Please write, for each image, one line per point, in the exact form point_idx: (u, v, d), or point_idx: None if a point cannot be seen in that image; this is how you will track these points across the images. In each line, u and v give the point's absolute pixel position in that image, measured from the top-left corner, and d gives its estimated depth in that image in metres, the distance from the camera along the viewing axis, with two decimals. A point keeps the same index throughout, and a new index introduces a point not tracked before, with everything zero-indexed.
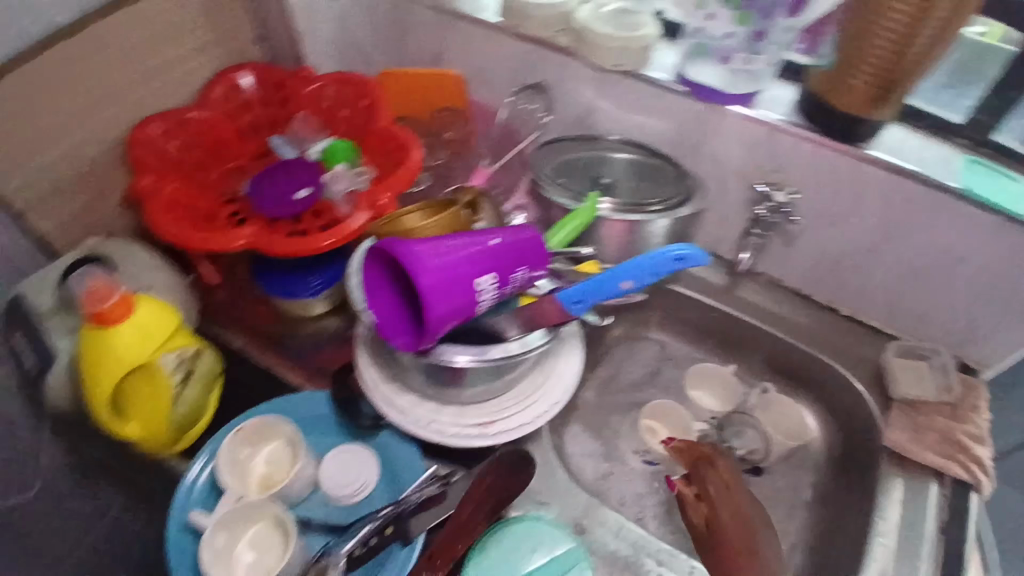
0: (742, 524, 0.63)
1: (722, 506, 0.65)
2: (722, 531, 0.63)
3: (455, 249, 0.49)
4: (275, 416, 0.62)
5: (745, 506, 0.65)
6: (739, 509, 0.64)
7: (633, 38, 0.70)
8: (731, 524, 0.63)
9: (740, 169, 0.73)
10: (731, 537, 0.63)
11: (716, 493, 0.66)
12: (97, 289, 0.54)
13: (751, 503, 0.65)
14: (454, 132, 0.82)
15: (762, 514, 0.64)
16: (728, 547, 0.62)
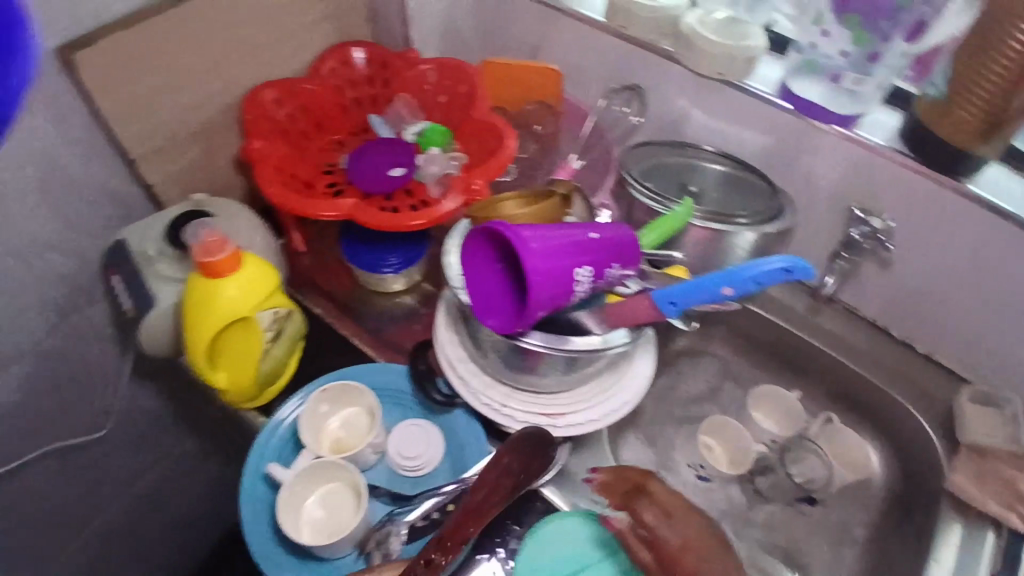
0: (700, 561, 0.52)
1: (675, 542, 0.52)
2: (682, 566, 0.52)
3: (557, 239, 0.50)
4: (355, 384, 0.64)
5: (695, 534, 0.53)
6: (699, 539, 0.53)
7: (741, 48, 0.69)
8: (690, 556, 0.52)
9: (835, 190, 0.72)
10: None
11: (671, 530, 0.53)
12: (210, 242, 0.57)
13: (697, 528, 0.54)
14: (544, 126, 0.82)
15: (716, 536, 0.54)
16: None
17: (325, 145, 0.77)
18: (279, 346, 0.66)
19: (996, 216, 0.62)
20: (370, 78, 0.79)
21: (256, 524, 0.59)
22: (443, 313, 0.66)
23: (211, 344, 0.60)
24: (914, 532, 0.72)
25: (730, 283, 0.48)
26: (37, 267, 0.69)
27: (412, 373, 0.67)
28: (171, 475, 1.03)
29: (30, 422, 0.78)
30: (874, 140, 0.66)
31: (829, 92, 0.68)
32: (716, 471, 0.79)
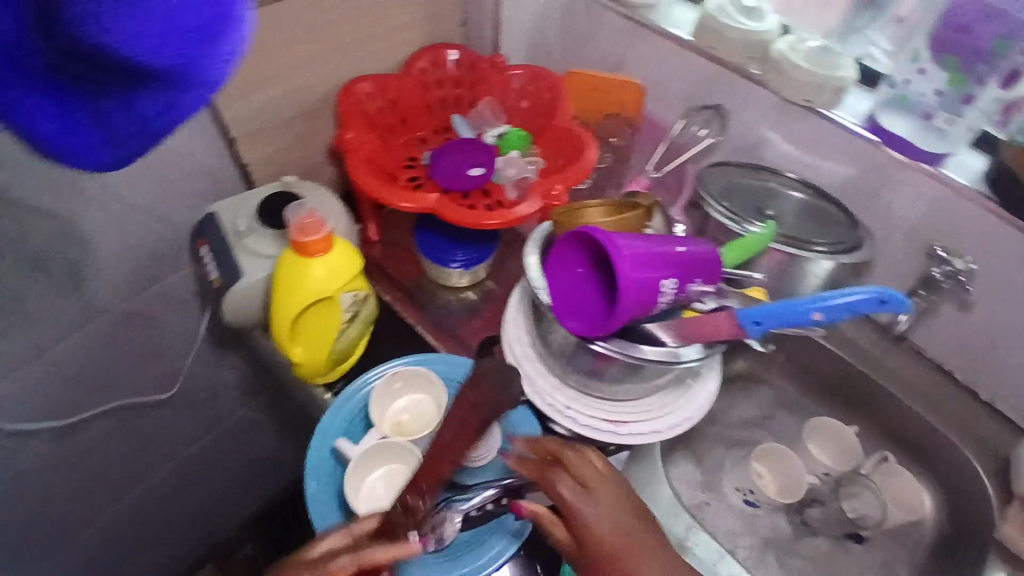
0: (621, 526, 0.52)
1: (596, 510, 0.52)
2: (596, 540, 0.51)
3: (643, 248, 0.51)
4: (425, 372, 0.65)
5: (612, 500, 0.53)
6: (614, 503, 0.53)
7: (831, 77, 0.69)
8: (609, 519, 0.52)
9: (915, 228, 0.71)
10: (611, 543, 0.51)
11: (591, 501, 0.53)
12: (305, 223, 0.60)
13: (614, 494, 0.54)
14: (620, 139, 0.83)
15: (634, 504, 0.55)
16: (612, 551, 0.51)
17: (409, 140, 0.80)
18: (353, 328, 0.68)
19: None
20: (456, 79, 0.81)
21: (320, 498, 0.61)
22: (513, 309, 0.68)
23: (295, 319, 0.63)
24: None
25: (823, 308, 0.49)
26: (133, 232, 0.73)
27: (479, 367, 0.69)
28: (220, 443, 1.07)
29: (106, 377, 0.82)
30: (956, 179, 0.65)
31: (918, 128, 0.67)
32: (766, 498, 0.78)
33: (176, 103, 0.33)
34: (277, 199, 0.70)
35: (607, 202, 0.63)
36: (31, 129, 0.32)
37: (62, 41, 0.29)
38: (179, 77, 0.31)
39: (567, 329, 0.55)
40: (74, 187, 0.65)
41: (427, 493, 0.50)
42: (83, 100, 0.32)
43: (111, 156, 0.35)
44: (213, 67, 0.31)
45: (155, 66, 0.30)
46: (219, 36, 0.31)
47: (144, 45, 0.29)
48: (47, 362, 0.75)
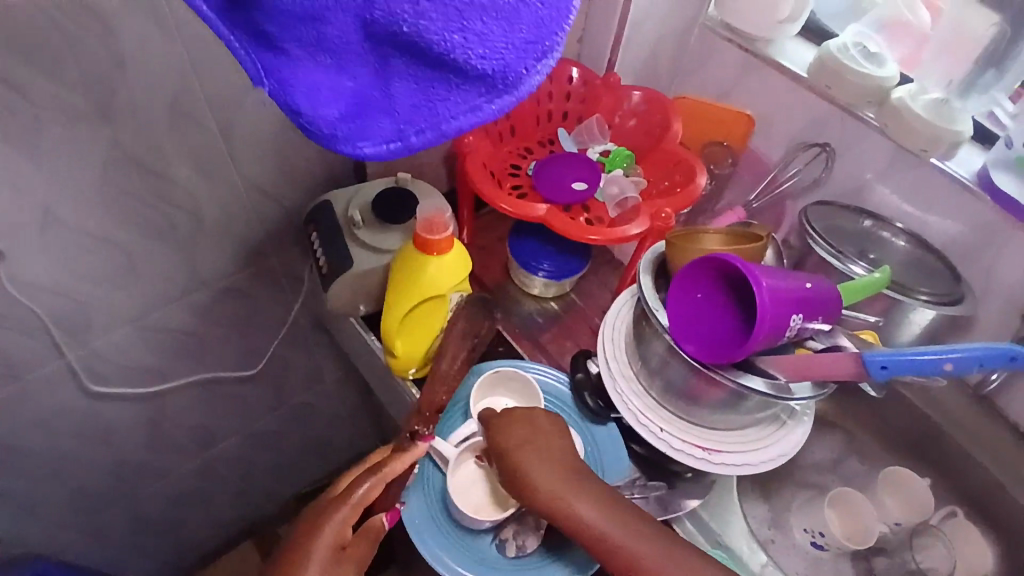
0: (534, 438, 0.59)
1: (505, 425, 0.61)
2: (500, 447, 0.60)
3: (776, 280, 0.52)
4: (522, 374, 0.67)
5: (532, 422, 0.61)
6: (536, 422, 0.61)
7: (949, 131, 0.68)
8: (517, 431, 0.60)
9: (1015, 292, 0.69)
10: (513, 449, 0.59)
11: (500, 420, 0.62)
12: (431, 220, 0.62)
13: (534, 417, 0.61)
14: (720, 167, 0.85)
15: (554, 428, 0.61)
16: (514, 454, 0.58)
17: (515, 149, 0.82)
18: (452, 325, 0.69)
19: None
20: (568, 94, 0.83)
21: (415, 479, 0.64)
22: (611, 327, 0.69)
23: (406, 313, 0.64)
24: None
25: (955, 361, 0.48)
26: (246, 209, 0.76)
27: (571, 381, 0.70)
28: (282, 423, 1.09)
29: (194, 344, 0.86)
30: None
31: None
32: (834, 543, 0.76)
33: (479, 105, 0.34)
34: (388, 194, 0.70)
35: (724, 231, 0.63)
36: (321, 112, 0.33)
37: (398, 34, 0.31)
38: (493, 80, 0.33)
39: (684, 352, 0.56)
40: (203, 159, 0.68)
41: (430, 419, 0.65)
42: (381, 91, 0.34)
43: (380, 150, 0.35)
44: (525, 76, 0.33)
45: (480, 66, 0.32)
46: (543, 50, 0.33)
47: (486, 49, 0.32)
48: (147, 323, 0.79)
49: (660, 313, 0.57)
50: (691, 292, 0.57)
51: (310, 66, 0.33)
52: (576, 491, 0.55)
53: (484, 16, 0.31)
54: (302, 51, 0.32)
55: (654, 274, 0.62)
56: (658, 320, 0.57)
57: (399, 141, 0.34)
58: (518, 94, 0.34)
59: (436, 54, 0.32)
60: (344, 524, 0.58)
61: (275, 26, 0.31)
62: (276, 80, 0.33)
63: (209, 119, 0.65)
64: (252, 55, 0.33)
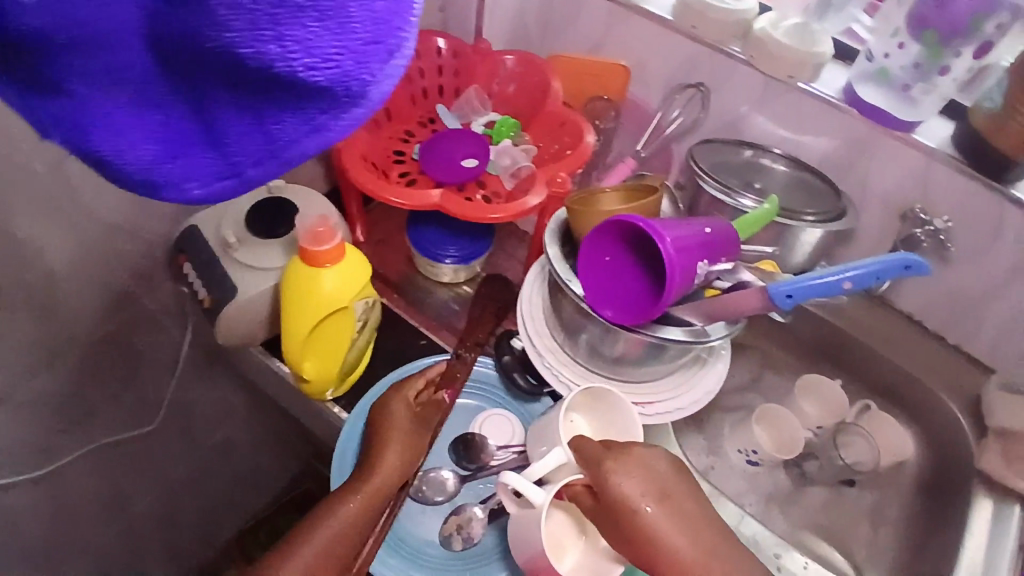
0: (666, 495, 0.50)
1: (630, 474, 0.50)
2: (621, 503, 0.49)
3: (681, 231, 0.52)
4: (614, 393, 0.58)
5: (654, 469, 0.52)
6: (648, 468, 0.52)
7: (812, 54, 0.70)
8: (636, 479, 0.50)
9: (890, 196, 0.75)
10: (648, 508, 0.49)
11: (621, 465, 0.51)
12: (319, 228, 0.55)
13: (657, 465, 0.52)
14: (604, 122, 0.85)
15: (670, 471, 0.53)
16: (649, 514, 0.49)
17: (395, 134, 0.76)
18: (364, 335, 0.63)
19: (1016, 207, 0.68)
20: (440, 67, 0.78)
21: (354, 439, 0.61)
22: (526, 300, 0.65)
23: (307, 335, 0.57)
24: (946, 514, 0.76)
25: (852, 278, 0.51)
26: (100, 249, 0.67)
27: (499, 364, 0.66)
28: (199, 467, 1.00)
29: (83, 409, 0.77)
30: (929, 144, 0.69)
31: (894, 99, 0.70)
32: (766, 457, 0.81)
33: (322, 122, 0.31)
34: (264, 208, 0.64)
35: (621, 187, 0.62)
36: (133, 157, 0.30)
37: (208, 50, 0.28)
38: (331, 92, 0.30)
39: (603, 317, 0.55)
40: (38, 205, 0.59)
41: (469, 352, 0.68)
42: (204, 120, 0.31)
43: (213, 189, 0.32)
44: (368, 83, 0.30)
45: (314, 79, 0.29)
46: (387, 50, 0.30)
47: (316, 58, 0.28)
48: (16, 398, 0.70)
49: (573, 282, 0.56)
50: (602, 255, 0.56)
51: (110, 107, 0.29)
52: (705, 559, 0.48)
53: (303, 22, 0.27)
54: (89, 87, 0.28)
55: (560, 242, 0.60)
56: (570, 290, 0.56)
57: (233, 175, 0.32)
58: (368, 102, 0.31)
59: (254, 70, 0.28)
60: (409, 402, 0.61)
61: (52, 67, 0.27)
62: (65, 127, 0.29)
63: (38, 159, 0.56)
64: (33, 103, 0.29)
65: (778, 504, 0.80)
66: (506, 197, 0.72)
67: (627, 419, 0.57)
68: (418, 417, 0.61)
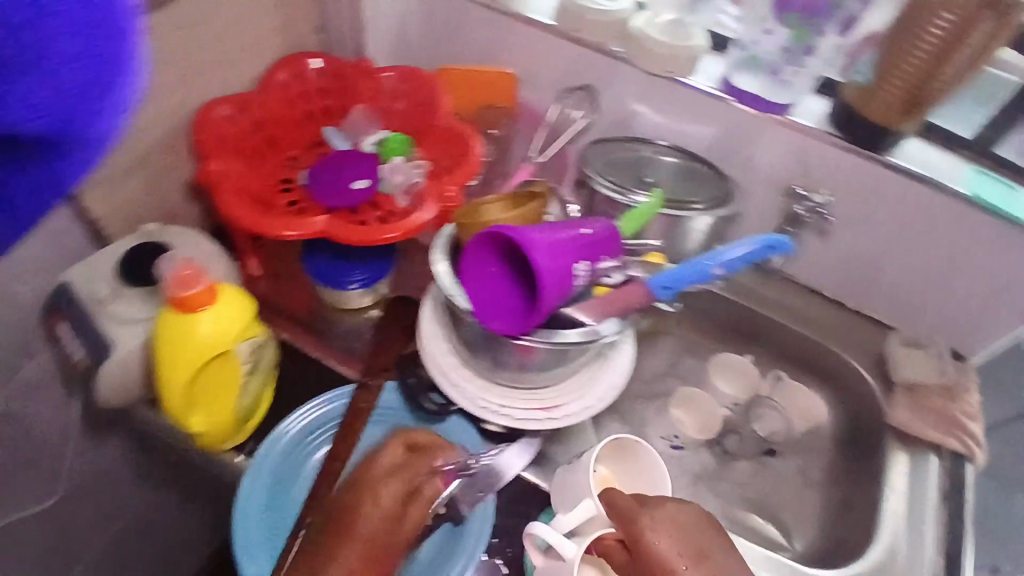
0: (702, 554, 0.53)
1: (665, 533, 0.53)
2: (654, 558, 0.51)
3: (556, 234, 0.53)
4: (637, 441, 0.60)
5: (685, 524, 0.54)
6: (681, 525, 0.54)
7: (684, 48, 0.73)
8: (671, 538, 0.53)
9: (774, 175, 0.78)
10: (683, 567, 0.52)
11: (656, 523, 0.53)
12: (184, 274, 0.53)
13: (687, 518, 0.55)
14: (499, 130, 0.86)
15: (699, 521, 0.55)
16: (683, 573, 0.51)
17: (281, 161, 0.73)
18: (255, 379, 0.61)
19: (895, 173, 0.71)
20: (321, 89, 0.77)
21: (258, 484, 0.57)
22: (427, 319, 0.64)
23: (187, 385, 0.55)
24: (865, 472, 0.79)
25: (721, 263, 0.56)
26: None
27: (404, 387, 0.64)
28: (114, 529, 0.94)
29: None
30: (808, 124, 0.72)
31: (768, 83, 0.73)
32: (687, 440, 0.84)
33: (65, 167, 0.33)
34: (142, 254, 0.60)
35: (504, 196, 0.63)
36: None
37: None
38: (61, 136, 0.32)
39: (491, 329, 0.55)
40: None
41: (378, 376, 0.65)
42: None
43: None
44: (97, 119, 0.32)
45: (37, 126, 0.31)
46: (107, 87, 0.32)
47: (34, 110, 0.30)
48: None
49: (460, 296, 0.56)
50: (488, 267, 0.57)
51: None
52: None
53: (12, 78, 0.29)
54: None
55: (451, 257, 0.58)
56: (457, 305, 0.56)
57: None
58: (105, 138, 0.33)
59: None
60: (389, 507, 0.53)
61: None
62: None
63: None
64: None
65: (705, 481, 0.82)
66: (400, 215, 0.67)
67: (656, 466, 0.59)
68: (395, 521, 0.53)
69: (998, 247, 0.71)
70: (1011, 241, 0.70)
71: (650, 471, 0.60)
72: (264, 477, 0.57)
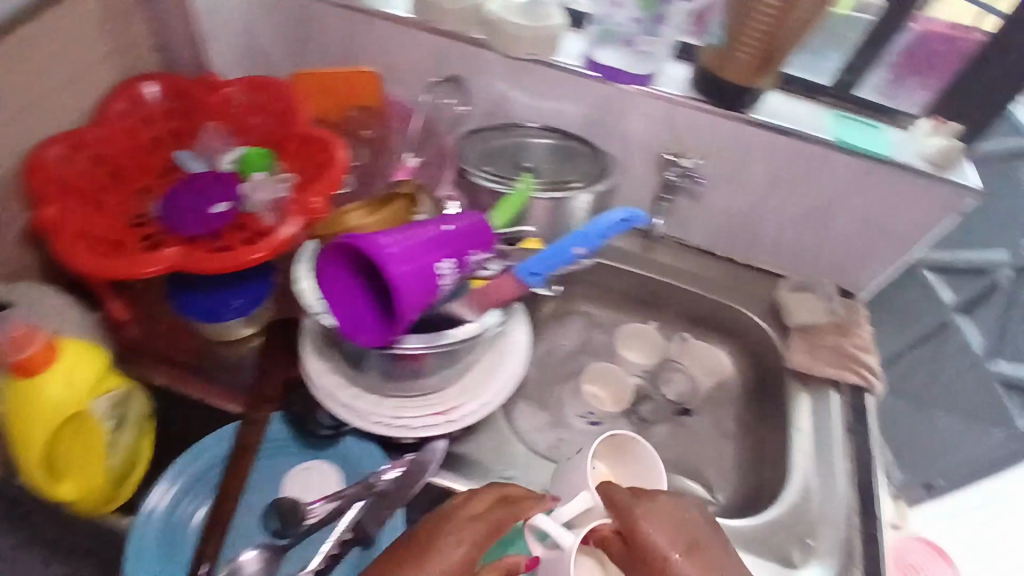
0: (695, 544, 0.52)
1: (661, 525, 0.52)
2: (646, 545, 0.50)
3: (412, 237, 0.50)
4: (632, 437, 0.60)
5: (684, 519, 0.53)
6: (677, 518, 0.53)
7: (541, 29, 0.72)
8: (666, 530, 0.52)
9: (649, 143, 0.79)
10: (677, 556, 0.50)
11: (651, 513, 0.52)
12: (17, 334, 0.50)
13: (686, 514, 0.54)
14: (372, 130, 0.79)
15: (698, 517, 0.54)
16: (677, 564, 0.50)
17: (129, 195, 0.67)
18: (127, 433, 0.59)
19: (757, 127, 0.73)
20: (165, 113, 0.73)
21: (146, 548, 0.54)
22: (310, 340, 0.62)
23: (45, 449, 0.52)
24: (773, 415, 0.82)
25: (582, 244, 0.58)
26: None
27: (292, 416, 0.61)
28: None
29: None
30: (668, 92, 0.73)
31: (629, 56, 0.74)
32: (603, 414, 0.84)
33: None
34: None
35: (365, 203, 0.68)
36: None
37: None
38: None
39: (361, 344, 0.52)
40: None
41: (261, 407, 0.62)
42: None
43: None
44: None
45: None
46: None
47: None
48: None
49: (323, 314, 0.52)
50: (351, 279, 0.53)
51: None
52: None
53: None
54: None
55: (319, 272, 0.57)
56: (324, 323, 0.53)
57: None
58: None
59: None
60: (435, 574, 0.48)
61: None
62: None
63: None
64: None
65: None
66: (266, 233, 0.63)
67: (653, 462, 0.59)
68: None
69: (861, 185, 0.75)
70: (874, 178, 0.74)
71: (648, 468, 0.59)
72: (152, 535, 0.54)
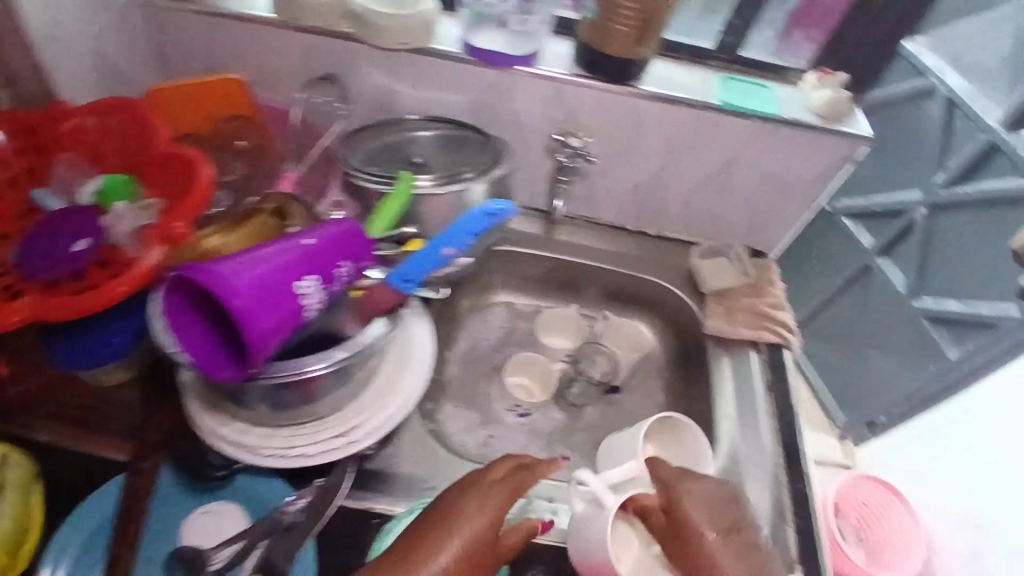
0: (732, 530, 0.54)
1: (700, 501, 0.55)
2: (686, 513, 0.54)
3: (267, 258, 0.48)
4: (688, 424, 0.64)
5: (717, 494, 0.57)
6: (709, 502, 0.56)
7: (411, 16, 0.70)
8: (696, 508, 0.55)
9: (542, 123, 0.77)
10: (711, 535, 0.53)
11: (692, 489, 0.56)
12: None
13: (722, 497, 0.57)
14: (245, 140, 0.71)
15: (731, 498, 0.57)
16: (711, 541, 0.52)
17: None
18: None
19: (645, 98, 0.73)
20: None
21: None
22: (196, 382, 0.59)
23: None
24: (698, 381, 0.82)
25: (450, 245, 0.57)
26: None
27: (186, 458, 0.58)
28: None
29: None
30: (554, 73, 0.72)
31: (509, 38, 0.73)
32: (533, 404, 0.83)
33: None
34: None
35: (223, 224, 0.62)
36: None
37: None
38: None
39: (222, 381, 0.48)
40: None
41: (151, 454, 0.57)
42: None
43: None
44: None
45: None
46: None
47: None
48: None
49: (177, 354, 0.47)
50: (204, 313, 0.50)
51: None
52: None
53: None
54: None
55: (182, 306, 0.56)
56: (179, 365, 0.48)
57: None
58: None
59: None
60: (466, 547, 0.47)
61: None
62: None
63: None
64: None
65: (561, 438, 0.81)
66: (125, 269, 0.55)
67: (702, 448, 0.63)
68: (492, 546, 0.49)
69: (753, 144, 0.76)
70: (764, 134, 0.75)
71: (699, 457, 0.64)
72: None
